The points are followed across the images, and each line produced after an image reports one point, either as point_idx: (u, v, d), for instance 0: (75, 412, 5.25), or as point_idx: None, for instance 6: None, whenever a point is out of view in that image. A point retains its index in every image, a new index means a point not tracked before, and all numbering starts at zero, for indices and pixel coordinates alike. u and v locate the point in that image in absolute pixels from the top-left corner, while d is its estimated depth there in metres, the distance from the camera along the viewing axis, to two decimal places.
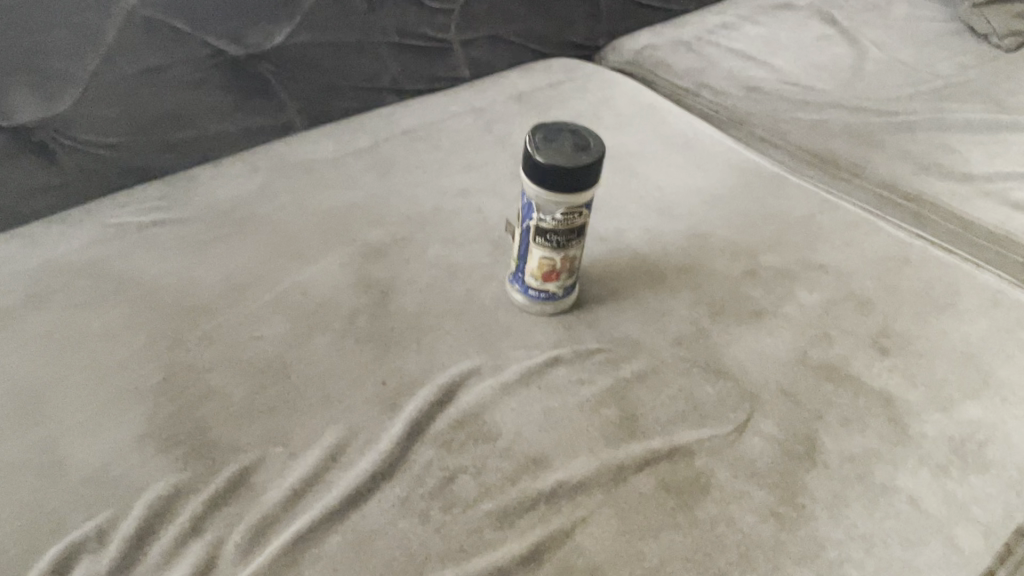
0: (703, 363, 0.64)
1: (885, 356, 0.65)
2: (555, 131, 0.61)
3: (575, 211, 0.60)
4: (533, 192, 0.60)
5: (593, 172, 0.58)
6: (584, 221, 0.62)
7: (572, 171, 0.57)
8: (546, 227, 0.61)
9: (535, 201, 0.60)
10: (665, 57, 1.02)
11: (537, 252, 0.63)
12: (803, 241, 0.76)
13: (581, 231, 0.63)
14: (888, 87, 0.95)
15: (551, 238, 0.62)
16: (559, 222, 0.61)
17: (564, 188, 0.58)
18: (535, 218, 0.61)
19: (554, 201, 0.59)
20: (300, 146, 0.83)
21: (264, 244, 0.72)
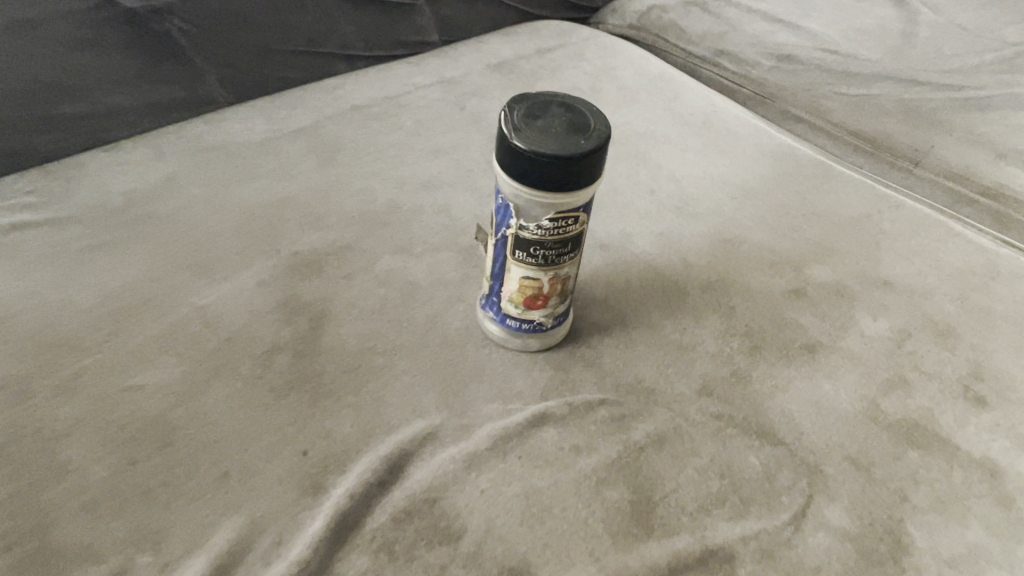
0: (741, 421, 0.47)
1: (982, 408, 0.49)
2: (541, 104, 0.44)
3: (570, 217, 0.44)
4: (511, 190, 0.43)
5: (595, 162, 0.41)
6: (581, 230, 0.45)
7: (566, 159, 0.40)
8: (529, 237, 0.44)
9: (514, 203, 0.44)
10: (676, 19, 0.84)
11: (516, 271, 0.46)
12: (861, 250, 0.59)
13: (577, 244, 0.46)
14: (947, 55, 0.78)
15: (535, 253, 0.45)
16: (549, 232, 0.44)
17: (554, 184, 0.41)
18: (514, 225, 0.45)
19: (539, 202, 0.42)
20: (222, 125, 0.65)
21: (160, 250, 0.54)
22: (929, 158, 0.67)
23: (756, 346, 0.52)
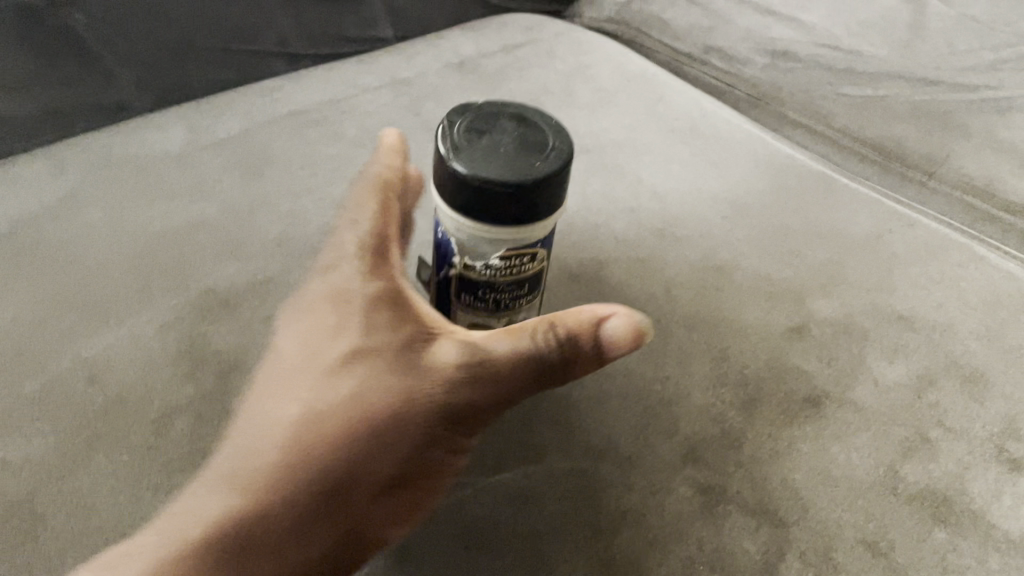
0: (735, 495, 0.39)
1: (1019, 475, 0.41)
2: (486, 114, 0.36)
3: (525, 254, 0.36)
4: (452, 221, 0.35)
5: (554, 188, 0.34)
6: (539, 267, 0.37)
7: (518, 189, 0.32)
8: (476, 277, 0.36)
9: (455, 237, 0.36)
10: (660, 11, 0.76)
11: (465, 316, 0.39)
12: (870, 278, 0.51)
13: (535, 283, 0.38)
14: (960, 52, 0.70)
15: (484, 296, 0.37)
16: (499, 272, 0.36)
17: (505, 219, 0.33)
18: (457, 263, 0.37)
19: (487, 238, 0.35)
20: (135, 133, 0.57)
21: (47, 287, 0.45)
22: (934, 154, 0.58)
23: (751, 399, 0.44)
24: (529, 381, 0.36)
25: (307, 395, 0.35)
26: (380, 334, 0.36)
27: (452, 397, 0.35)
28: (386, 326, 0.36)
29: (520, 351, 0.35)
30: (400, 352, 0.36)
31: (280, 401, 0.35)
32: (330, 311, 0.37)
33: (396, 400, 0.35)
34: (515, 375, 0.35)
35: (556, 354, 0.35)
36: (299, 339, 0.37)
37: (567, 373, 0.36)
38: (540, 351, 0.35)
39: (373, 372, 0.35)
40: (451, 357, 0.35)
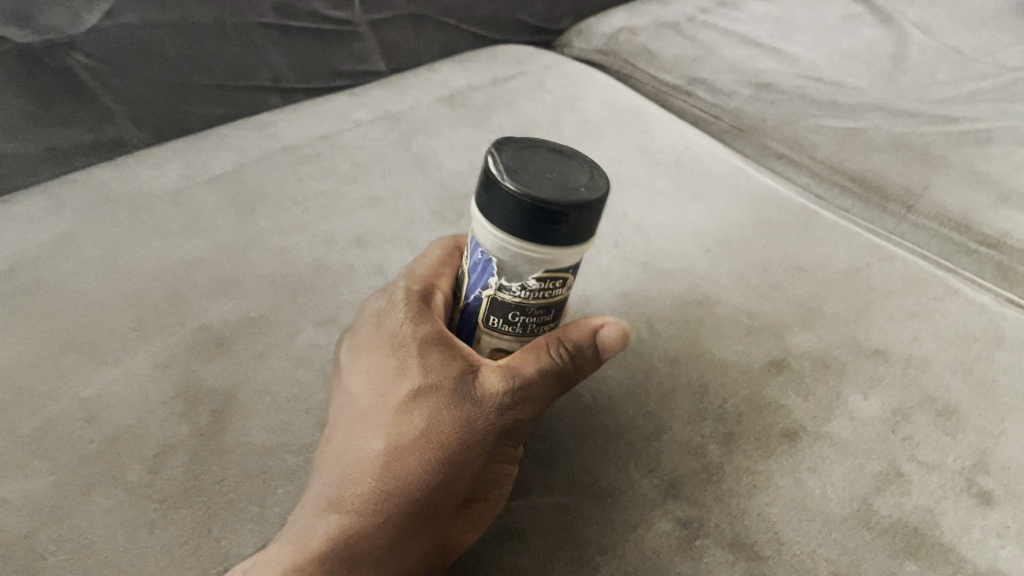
0: (713, 529, 0.41)
1: (989, 507, 0.42)
2: (529, 147, 0.34)
3: (559, 278, 0.34)
4: (493, 239, 0.33)
5: (599, 210, 0.32)
6: (569, 292, 0.36)
7: (566, 206, 0.30)
8: (509, 299, 0.34)
9: (494, 256, 0.33)
10: (646, 42, 0.78)
11: (490, 340, 0.37)
12: (848, 311, 0.53)
13: (562, 308, 0.36)
14: (941, 84, 0.72)
15: (515, 318, 0.36)
16: (533, 295, 0.34)
17: (546, 241, 0.31)
18: (491, 284, 0.34)
19: (525, 260, 0.32)
20: (131, 170, 0.58)
21: (44, 326, 0.47)
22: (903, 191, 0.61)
23: (730, 433, 0.45)
24: (554, 390, 0.38)
25: (380, 430, 0.37)
26: (435, 372, 0.37)
27: (501, 418, 0.37)
28: (438, 363, 0.37)
29: (547, 367, 0.37)
30: (454, 387, 0.37)
31: (353, 438, 0.37)
32: (387, 354, 0.38)
33: (456, 428, 0.36)
34: (546, 387, 0.37)
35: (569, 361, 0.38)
36: (361, 378, 0.39)
37: (578, 374, 0.39)
38: (561, 363, 0.38)
39: (433, 410, 0.37)
40: (495, 386, 0.37)
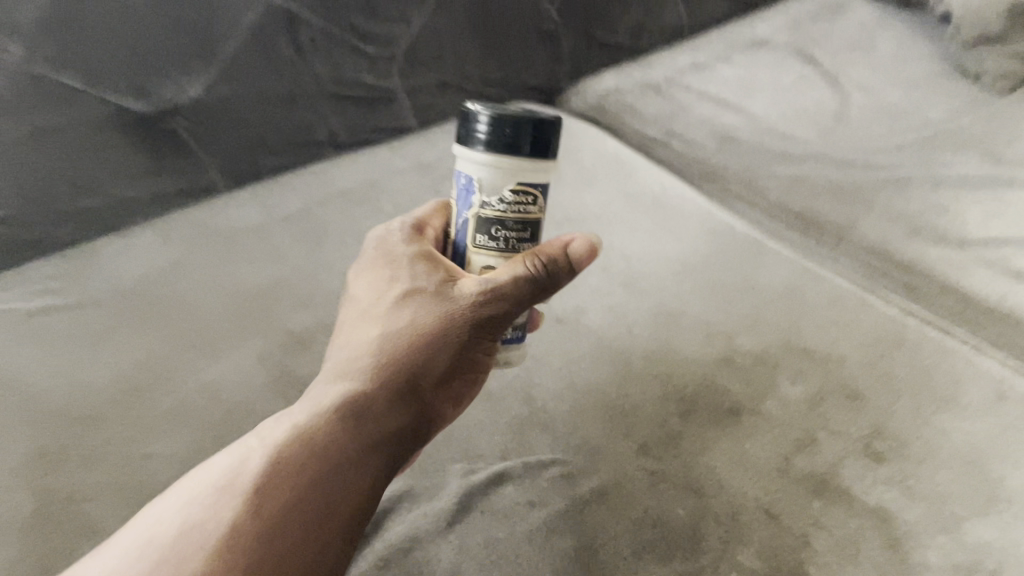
0: (671, 476, 0.55)
1: (880, 464, 0.57)
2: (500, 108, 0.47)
3: (529, 192, 0.45)
4: (474, 161, 0.44)
5: (548, 132, 0.44)
6: (539, 216, 0.47)
7: (519, 117, 0.43)
8: (491, 214, 0.45)
9: (477, 176, 0.45)
10: (631, 102, 0.94)
11: (477, 259, 0.47)
12: (785, 321, 0.67)
13: (536, 232, 0.47)
14: (875, 136, 0.87)
15: (497, 234, 0.46)
16: (509, 207, 0.45)
17: (515, 150, 0.43)
18: (475, 203, 0.45)
19: (502, 171, 0.44)
20: (222, 210, 0.73)
21: (169, 331, 0.62)
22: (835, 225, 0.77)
23: (688, 410, 0.60)
24: (530, 296, 0.45)
25: (377, 320, 0.46)
26: (422, 277, 0.46)
27: (480, 310, 0.45)
28: (425, 272, 0.47)
29: (521, 274, 0.44)
30: (437, 288, 0.46)
31: (360, 329, 0.47)
32: (384, 267, 0.48)
33: (440, 316, 0.45)
34: (521, 290, 0.45)
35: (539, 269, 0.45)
36: (365, 287, 0.48)
37: (552, 283, 0.46)
38: (534, 272, 0.45)
39: (418, 306, 0.45)
40: (471, 288, 0.45)
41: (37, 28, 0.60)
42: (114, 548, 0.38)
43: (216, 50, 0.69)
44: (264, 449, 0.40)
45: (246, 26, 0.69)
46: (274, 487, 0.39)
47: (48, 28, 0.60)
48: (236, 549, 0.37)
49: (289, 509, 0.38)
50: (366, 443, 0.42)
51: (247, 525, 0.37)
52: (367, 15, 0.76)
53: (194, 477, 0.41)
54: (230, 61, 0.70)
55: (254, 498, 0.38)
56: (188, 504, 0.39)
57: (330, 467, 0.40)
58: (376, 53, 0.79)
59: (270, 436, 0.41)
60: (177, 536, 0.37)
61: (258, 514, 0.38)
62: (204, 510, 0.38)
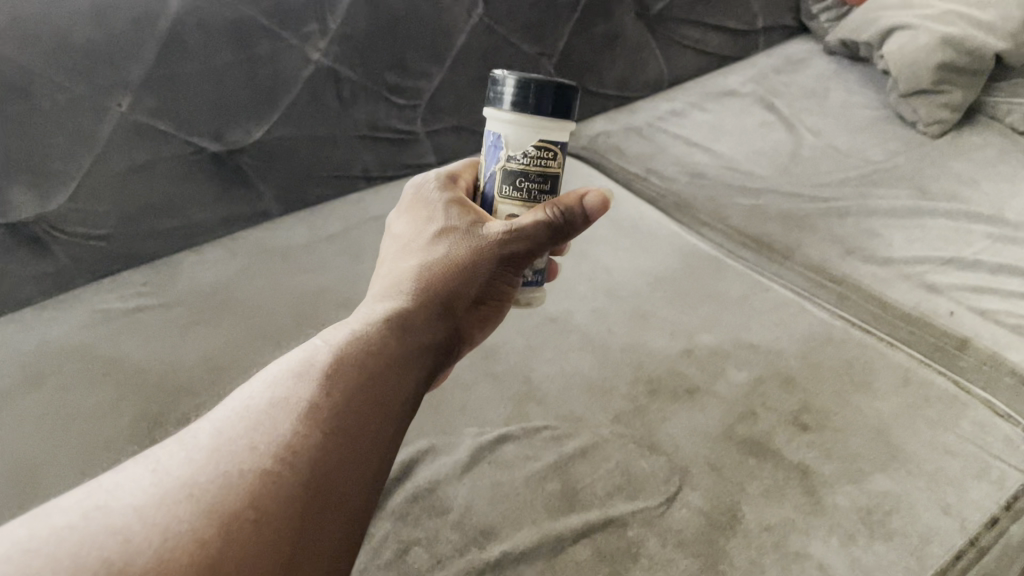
0: (638, 438, 0.70)
1: (805, 432, 0.71)
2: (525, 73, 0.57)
3: (549, 148, 0.54)
4: (502, 120, 0.54)
5: (566, 97, 0.53)
6: (557, 170, 0.56)
7: (540, 82, 0.52)
8: (516, 166, 0.55)
9: (505, 134, 0.54)
10: (617, 142, 1.11)
11: (504, 208, 0.56)
12: (737, 322, 0.83)
13: (554, 186, 0.56)
14: (822, 172, 1.03)
15: (521, 185, 0.55)
16: (532, 160, 0.54)
17: (538, 109, 0.53)
18: (503, 157, 0.55)
19: (527, 128, 0.53)
20: (277, 231, 0.90)
21: (240, 323, 0.78)
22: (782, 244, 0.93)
23: (654, 389, 0.75)
24: (548, 239, 0.54)
25: (417, 254, 0.55)
26: (454, 219, 0.56)
27: (504, 246, 0.53)
28: (458, 216, 0.56)
29: (541, 219, 0.53)
30: (467, 228, 0.55)
31: (401, 260, 0.55)
32: (423, 210, 0.58)
33: (471, 249, 0.54)
34: (541, 233, 0.53)
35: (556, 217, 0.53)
36: (406, 227, 0.58)
37: (569, 229, 0.54)
38: (552, 219, 0.53)
39: (451, 244, 0.54)
40: (496, 231, 0.54)
41: (140, 84, 0.75)
42: (213, 419, 0.42)
43: (277, 103, 0.86)
44: (330, 347, 0.46)
45: (301, 81, 0.86)
46: (345, 370, 0.44)
47: (149, 84, 0.76)
48: (317, 416, 0.42)
49: (362, 385, 0.44)
50: (414, 346, 0.49)
51: (329, 396, 0.43)
52: (398, 71, 0.93)
53: (267, 370, 0.45)
54: (287, 109, 0.87)
55: (325, 380, 0.44)
56: (272, 384, 0.44)
57: (387, 361, 0.47)
58: (404, 103, 0.96)
59: (330, 338, 0.47)
60: (267, 405, 0.42)
61: (326, 394, 0.43)
62: (285, 387, 0.43)
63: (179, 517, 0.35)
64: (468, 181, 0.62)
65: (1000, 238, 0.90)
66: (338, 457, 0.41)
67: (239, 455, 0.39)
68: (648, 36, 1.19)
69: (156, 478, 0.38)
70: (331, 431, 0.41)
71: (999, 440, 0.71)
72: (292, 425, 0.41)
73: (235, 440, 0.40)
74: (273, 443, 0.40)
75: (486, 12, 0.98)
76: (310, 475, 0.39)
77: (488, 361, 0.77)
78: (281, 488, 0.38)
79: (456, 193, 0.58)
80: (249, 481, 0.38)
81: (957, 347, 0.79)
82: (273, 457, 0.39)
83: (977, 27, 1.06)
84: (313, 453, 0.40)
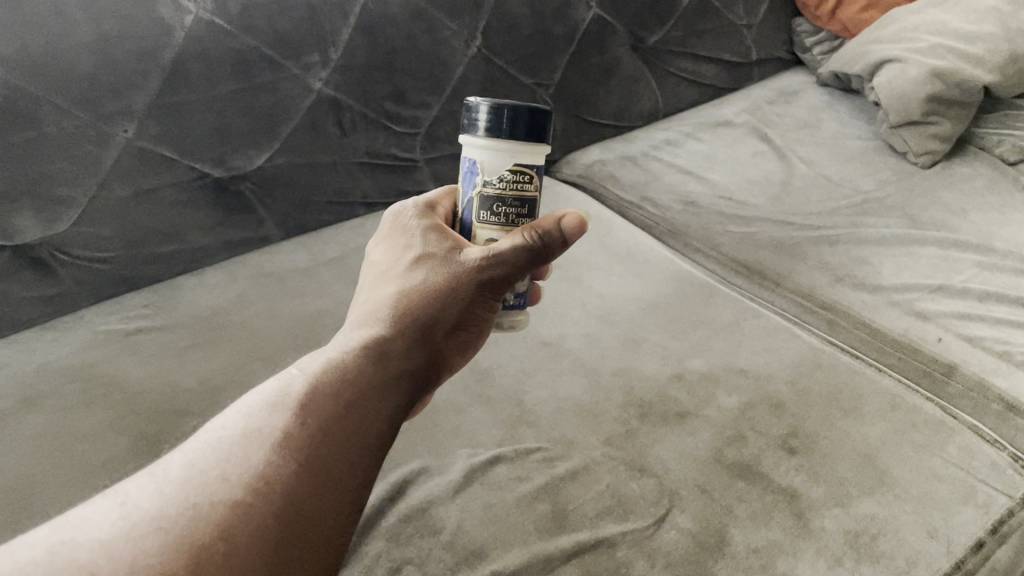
0: (628, 459, 0.71)
1: (793, 456, 0.72)
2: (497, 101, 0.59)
3: (525, 172, 0.56)
4: (476, 146, 0.56)
5: (539, 121, 0.55)
6: (533, 194, 0.57)
7: (512, 107, 0.54)
8: (492, 191, 0.56)
9: (480, 160, 0.56)
10: (613, 170, 1.13)
11: (482, 233, 0.58)
12: (727, 348, 0.85)
13: (532, 210, 0.58)
14: (813, 202, 1.05)
15: (499, 210, 0.57)
16: (507, 185, 0.56)
17: (514, 134, 0.55)
18: (479, 183, 0.57)
19: (503, 153, 0.55)
20: (277, 257, 0.93)
21: (239, 346, 0.79)
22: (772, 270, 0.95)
23: (644, 412, 0.76)
24: (527, 262, 0.55)
25: (395, 280, 0.56)
26: (433, 246, 0.57)
27: (483, 272, 0.55)
28: (436, 243, 0.58)
29: (520, 243, 0.54)
30: (444, 254, 0.56)
31: (380, 287, 0.57)
32: (401, 237, 0.60)
33: (449, 275, 0.55)
34: (519, 256, 0.55)
35: (534, 241, 0.55)
36: (384, 254, 0.60)
37: (549, 251, 0.56)
38: (531, 242, 0.55)
39: (429, 270, 0.56)
40: (474, 256, 0.55)
41: (144, 113, 0.78)
42: (186, 449, 0.44)
43: (278, 130, 0.88)
44: (305, 375, 0.48)
45: (302, 110, 0.88)
46: (321, 397, 0.46)
47: (153, 112, 0.78)
48: (291, 444, 0.43)
49: (339, 410, 0.46)
50: (394, 370, 0.50)
51: (304, 424, 0.44)
52: (397, 102, 0.96)
53: (243, 399, 0.47)
54: (288, 137, 0.89)
55: (300, 409, 0.45)
56: (247, 414, 0.45)
57: (365, 383, 0.48)
58: (403, 131, 0.98)
59: (307, 366, 0.49)
60: (239, 436, 0.44)
61: (303, 421, 0.45)
62: (258, 417, 0.45)
63: (147, 549, 0.38)
64: (448, 207, 0.64)
65: (988, 266, 0.92)
66: (315, 483, 0.42)
67: (209, 487, 0.41)
68: (643, 67, 1.22)
69: (126, 511, 0.40)
70: (306, 459, 0.43)
71: (985, 465, 0.72)
72: (264, 456, 0.42)
73: (208, 471, 0.42)
74: (245, 474, 0.42)
75: (483, 45, 1.00)
76: (282, 504, 0.41)
77: (482, 384, 0.79)
78: (252, 519, 0.40)
79: (433, 220, 0.60)
80: (220, 512, 0.40)
81: (944, 373, 0.81)
82: (244, 488, 0.41)
83: (968, 60, 1.08)
84: (285, 482, 0.41)
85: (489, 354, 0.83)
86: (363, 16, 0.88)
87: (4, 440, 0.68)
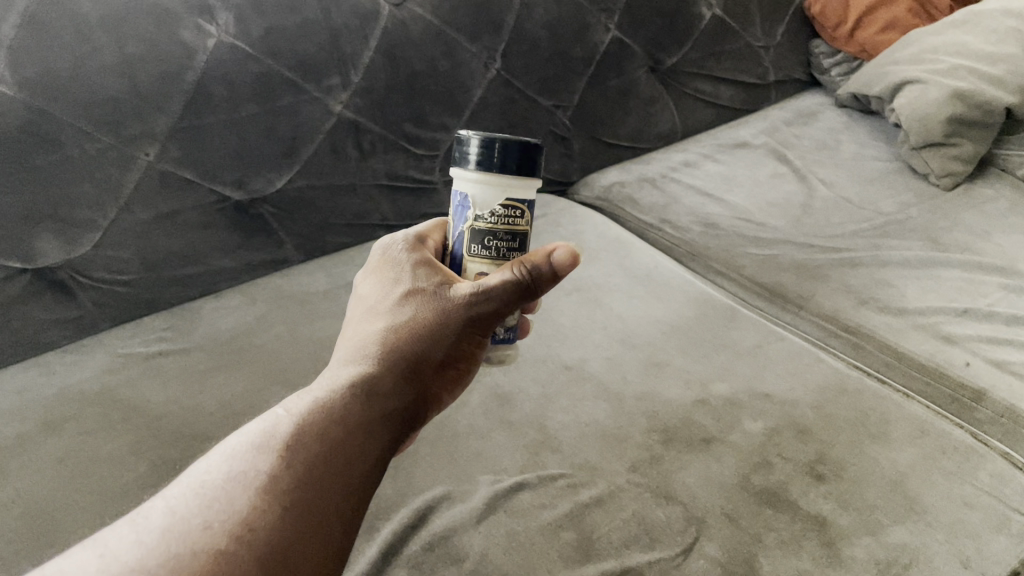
0: (654, 486, 0.70)
1: (821, 482, 0.71)
2: None
3: (516, 207, 0.56)
4: (468, 180, 0.55)
5: (530, 155, 0.55)
6: (525, 228, 0.57)
7: (504, 142, 0.54)
8: (483, 226, 0.56)
9: (471, 194, 0.56)
10: (631, 193, 1.13)
11: (472, 266, 0.58)
12: (752, 372, 0.84)
13: (524, 243, 0.57)
14: (833, 223, 1.04)
15: (490, 244, 0.56)
16: (499, 219, 0.56)
17: (504, 169, 0.54)
18: (470, 217, 0.56)
19: (494, 187, 0.55)
20: (297, 280, 0.92)
21: (260, 370, 0.79)
22: (792, 292, 0.94)
23: (669, 438, 0.75)
24: (516, 298, 0.54)
25: (382, 317, 0.55)
26: (423, 281, 0.56)
27: (472, 309, 0.54)
28: (426, 278, 0.57)
29: (509, 279, 0.53)
30: (434, 289, 0.55)
31: (368, 323, 0.56)
32: (389, 269, 0.59)
33: (437, 312, 0.54)
34: (509, 293, 0.54)
35: (524, 278, 0.54)
36: (372, 288, 0.58)
37: (540, 287, 0.55)
38: (521, 278, 0.54)
39: (417, 306, 0.55)
40: (463, 292, 0.54)
41: (166, 136, 0.77)
42: (167, 496, 0.43)
43: (299, 152, 0.88)
44: (291, 417, 0.47)
45: (322, 132, 0.88)
46: (306, 441, 0.45)
47: (174, 135, 0.78)
48: (275, 490, 0.43)
49: (322, 453, 0.45)
50: (378, 413, 0.50)
51: (290, 467, 0.44)
52: (416, 124, 0.95)
53: (226, 441, 0.46)
54: (308, 160, 0.89)
55: (286, 451, 0.45)
56: (231, 457, 0.45)
57: (350, 429, 0.48)
58: (422, 154, 0.98)
59: (292, 407, 0.48)
60: (222, 480, 0.43)
61: (288, 465, 0.44)
62: (243, 459, 0.44)
63: None
64: (437, 240, 0.63)
65: (1013, 288, 0.91)
66: (299, 530, 0.42)
67: (192, 535, 0.40)
68: (661, 89, 1.22)
69: (104, 563, 0.38)
70: (291, 504, 0.42)
71: (1016, 492, 0.71)
72: (249, 500, 0.42)
73: (190, 518, 0.41)
74: (228, 521, 0.41)
75: (503, 67, 1.00)
76: (266, 551, 0.40)
77: (504, 409, 0.78)
78: (235, 568, 0.39)
79: (421, 254, 0.59)
80: (203, 562, 0.39)
81: (973, 398, 0.79)
82: (228, 536, 0.40)
83: (986, 81, 1.07)
84: (269, 528, 0.41)
85: (510, 378, 0.82)
86: (384, 38, 0.88)
87: (22, 466, 0.67)
